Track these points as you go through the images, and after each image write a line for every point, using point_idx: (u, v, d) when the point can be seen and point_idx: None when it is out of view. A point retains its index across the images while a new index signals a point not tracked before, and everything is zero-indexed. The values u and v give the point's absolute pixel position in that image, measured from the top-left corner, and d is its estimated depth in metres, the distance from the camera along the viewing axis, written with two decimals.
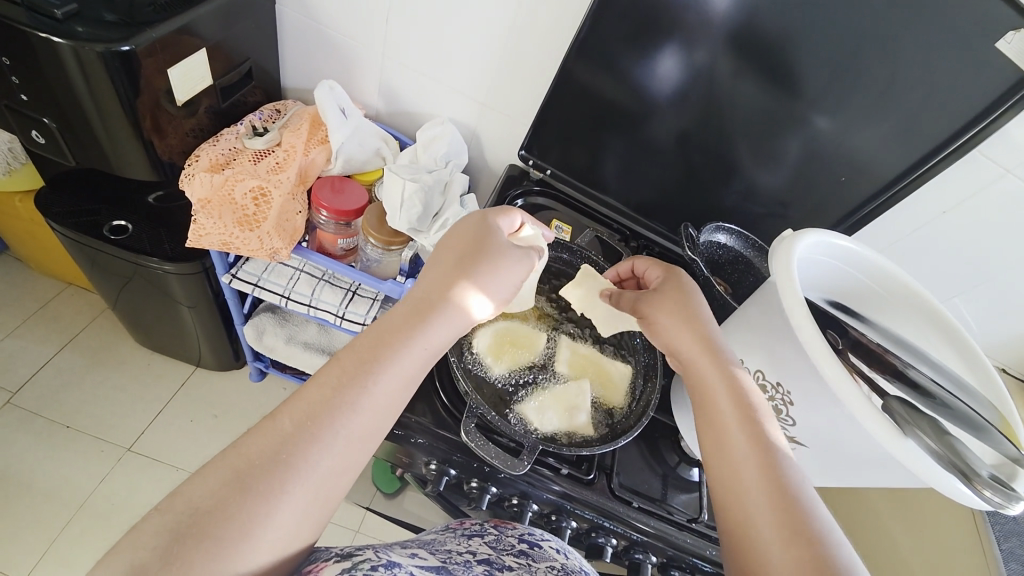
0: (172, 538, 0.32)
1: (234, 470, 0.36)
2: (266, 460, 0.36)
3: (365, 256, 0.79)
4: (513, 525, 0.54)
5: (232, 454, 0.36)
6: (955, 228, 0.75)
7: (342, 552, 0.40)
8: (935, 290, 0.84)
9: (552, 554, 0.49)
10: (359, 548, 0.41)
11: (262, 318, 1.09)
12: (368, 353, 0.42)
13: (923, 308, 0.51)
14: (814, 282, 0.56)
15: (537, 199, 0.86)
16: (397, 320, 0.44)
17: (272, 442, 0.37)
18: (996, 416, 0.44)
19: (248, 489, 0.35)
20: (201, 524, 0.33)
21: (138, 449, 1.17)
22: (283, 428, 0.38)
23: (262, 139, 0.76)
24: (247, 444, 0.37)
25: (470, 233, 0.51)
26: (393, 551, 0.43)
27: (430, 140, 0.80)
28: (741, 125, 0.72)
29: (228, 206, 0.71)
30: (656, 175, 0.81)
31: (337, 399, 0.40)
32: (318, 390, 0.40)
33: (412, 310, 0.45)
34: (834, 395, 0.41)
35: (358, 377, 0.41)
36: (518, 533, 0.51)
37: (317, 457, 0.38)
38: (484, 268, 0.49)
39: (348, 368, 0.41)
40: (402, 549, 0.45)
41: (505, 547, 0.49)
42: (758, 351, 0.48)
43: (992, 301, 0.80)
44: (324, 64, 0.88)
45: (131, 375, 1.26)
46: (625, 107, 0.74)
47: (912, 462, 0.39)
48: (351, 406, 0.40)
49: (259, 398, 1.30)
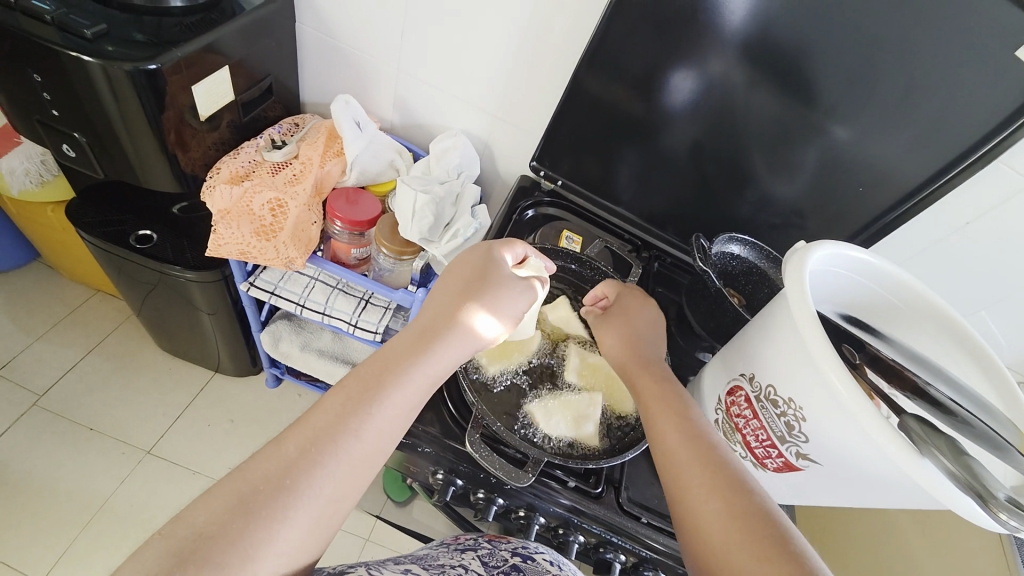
0: (179, 550, 0.33)
1: (238, 494, 0.36)
2: (271, 486, 0.37)
3: (377, 266, 0.80)
4: (506, 539, 0.54)
5: (235, 483, 0.37)
6: (981, 240, 0.73)
7: (334, 571, 0.42)
8: (961, 304, 0.81)
9: (544, 566, 0.49)
10: (351, 566, 0.43)
11: (278, 326, 1.12)
12: (371, 378, 0.43)
13: (945, 323, 0.50)
14: (829, 295, 0.55)
15: (548, 209, 0.86)
16: (402, 345, 0.46)
17: (277, 469, 0.38)
18: (1021, 437, 0.43)
19: (250, 515, 0.35)
20: (203, 549, 0.33)
21: (157, 452, 1.20)
22: (288, 454, 0.38)
23: (281, 151, 0.79)
24: (251, 471, 0.38)
25: (473, 265, 0.52)
26: (385, 569, 0.44)
27: (443, 154, 0.81)
28: (754, 135, 0.71)
29: (247, 216, 0.74)
30: (668, 185, 0.81)
31: (341, 425, 0.40)
32: (323, 416, 0.41)
33: (417, 336, 0.46)
34: (848, 411, 0.40)
35: (360, 402, 0.41)
36: (512, 546, 0.51)
37: (320, 484, 0.38)
38: (490, 295, 0.50)
39: (352, 392, 0.42)
40: (394, 565, 0.46)
41: (498, 562, 0.49)
42: (770, 365, 0.47)
43: (1022, 315, 0.77)
44: (341, 79, 0.90)
45: (153, 380, 1.29)
46: (636, 118, 0.74)
47: (926, 481, 0.37)
48: (353, 432, 0.40)
49: (274, 404, 1.33)
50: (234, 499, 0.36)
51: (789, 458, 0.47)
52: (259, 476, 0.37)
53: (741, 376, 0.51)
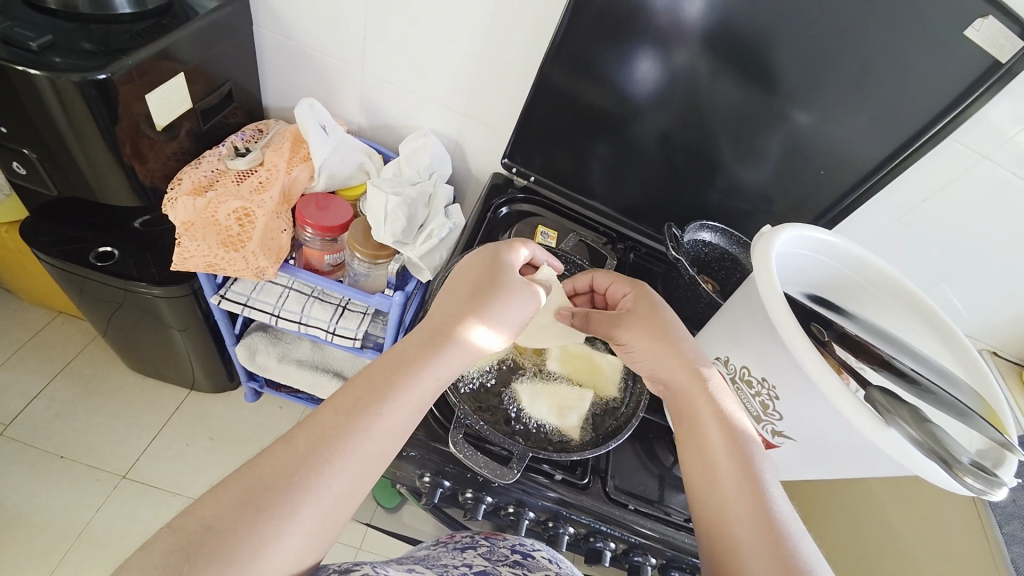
0: (183, 547, 0.32)
1: (247, 488, 0.35)
2: (280, 478, 0.36)
3: (352, 271, 0.79)
4: (504, 535, 0.54)
5: (247, 474, 0.36)
6: (937, 215, 0.76)
7: (339, 568, 0.39)
8: (921, 278, 0.85)
9: (544, 564, 0.49)
10: (356, 564, 0.39)
11: (254, 338, 1.09)
12: (385, 379, 0.43)
13: (907, 297, 0.52)
14: (798, 277, 0.56)
15: (522, 206, 0.86)
16: (411, 350, 0.45)
17: (286, 464, 0.37)
18: (979, 402, 0.45)
19: (260, 510, 0.35)
20: (211, 542, 0.33)
21: (134, 476, 1.16)
22: (299, 449, 0.38)
23: (245, 159, 0.77)
24: (260, 465, 0.37)
25: (484, 268, 0.52)
26: (391, 568, 0.42)
27: (416, 153, 0.81)
28: (719, 123, 0.73)
29: (212, 227, 0.71)
30: (639, 176, 0.82)
31: (352, 424, 0.40)
32: (334, 413, 0.40)
33: (425, 341, 0.46)
34: (819, 388, 0.41)
35: (372, 403, 0.41)
36: (510, 544, 0.51)
37: (329, 481, 0.37)
38: (496, 299, 0.49)
39: (363, 392, 0.41)
40: (400, 565, 0.45)
41: (500, 558, 0.49)
42: (744, 348, 0.48)
43: (977, 285, 0.81)
44: (304, 82, 0.88)
45: (125, 402, 1.25)
46: (605, 111, 0.75)
47: (893, 450, 0.39)
48: (364, 432, 0.40)
49: (255, 418, 1.30)
50: (241, 491, 0.35)
51: (767, 436, 0.48)
52: (270, 470, 0.36)
53: (717, 360, 0.52)
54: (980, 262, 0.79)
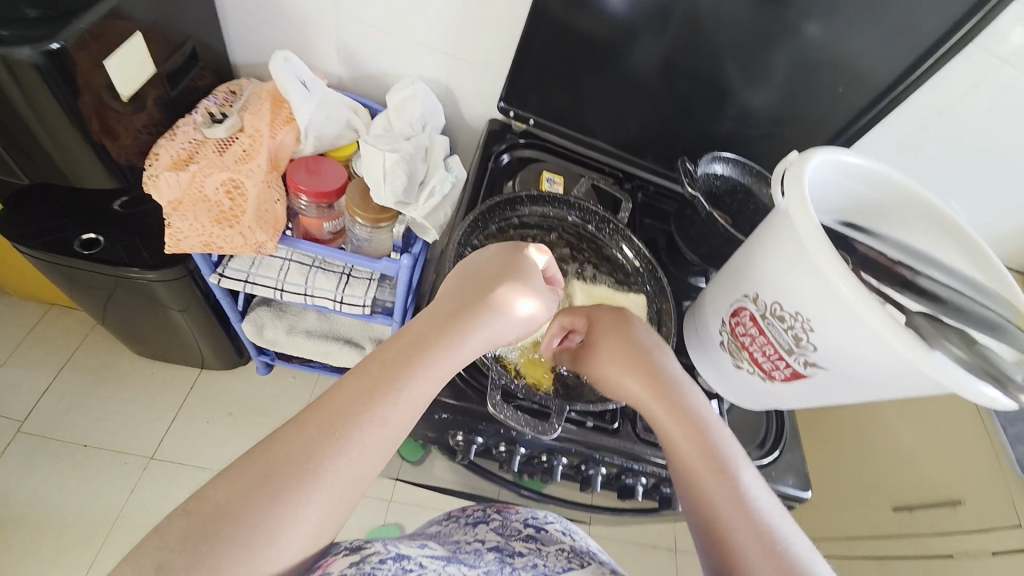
0: (198, 526, 0.32)
1: (258, 472, 0.35)
2: (296, 463, 0.35)
3: (355, 237, 0.76)
4: (515, 508, 0.56)
5: (261, 458, 0.36)
6: (954, 127, 0.74)
7: (350, 546, 0.42)
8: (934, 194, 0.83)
9: (557, 536, 0.51)
10: (366, 542, 0.43)
11: (259, 313, 1.07)
12: (394, 364, 0.40)
13: (930, 213, 0.50)
14: (824, 204, 0.54)
15: (523, 151, 0.82)
16: (437, 323, 0.44)
17: (298, 449, 0.36)
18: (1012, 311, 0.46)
19: (271, 494, 0.34)
20: (221, 527, 0.32)
21: (161, 457, 1.18)
22: (309, 435, 0.37)
23: (223, 126, 0.71)
24: (269, 449, 0.36)
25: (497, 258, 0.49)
26: (402, 544, 0.45)
27: (402, 105, 0.75)
28: (729, 44, 0.68)
29: (202, 204, 0.67)
30: (644, 110, 0.77)
31: (361, 408, 0.38)
32: (343, 400, 0.38)
33: (451, 315, 0.44)
34: (859, 316, 0.40)
35: (380, 390, 0.39)
36: (523, 518, 0.54)
37: (342, 468, 0.36)
38: (524, 277, 0.48)
39: (372, 379, 0.39)
40: (412, 541, 0.48)
41: (513, 533, 0.51)
42: (776, 281, 0.47)
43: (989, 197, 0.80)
44: (273, 32, 0.80)
45: (138, 387, 1.25)
46: (605, 40, 0.69)
47: (937, 372, 0.39)
48: (377, 419, 0.38)
49: (271, 390, 1.31)
50: (255, 477, 0.34)
51: (799, 368, 0.48)
52: (279, 454, 0.36)
53: (745, 296, 0.51)
54: (996, 172, 0.77)
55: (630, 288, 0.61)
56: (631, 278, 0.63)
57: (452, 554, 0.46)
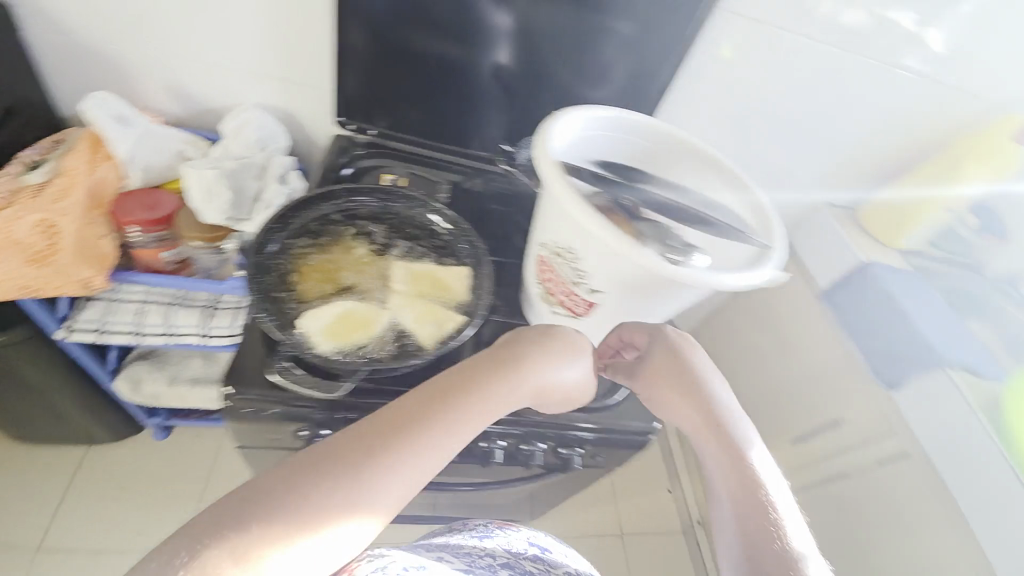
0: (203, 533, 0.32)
1: (284, 481, 0.35)
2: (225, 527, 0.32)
3: (199, 264, 0.75)
4: (515, 525, 0.58)
5: (292, 467, 0.36)
6: (746, 86, 0.83)
7: (368, 552, 0.44)
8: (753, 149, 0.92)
9: (563, 559, 0.54)
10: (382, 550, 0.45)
11: (135, 367, 1.02)
12: (409, 430, 0.39)
13: (699, 148, 0.58)
14: (619, 156, 0.60)
15: (366, 160, 0.84)
16: (451, 392, 0.43)
17: (343, 467, 0.36)
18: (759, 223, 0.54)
19: (300, 512, 0.34)
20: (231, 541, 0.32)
21: (44, 550, 1.06)
22: (348, 456, 0.37)
23: (38, 170, 0.70)
24: (304, 462, 0.37)
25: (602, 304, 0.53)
26: (421, 554, 0.48)
27: (246, 125, 0.77)
28: (527, 36, 0.74)
29: (11, 248, 0.65)
30: (474, 107, 0.82)
31: (355, 481, 0.36)
32: (377, 428, 0.39)
33: (471, 379, 0.44)
34: (588, 229, 0.46)
35: (380, 459, 0.37)
36: (526, 537, 0.55)
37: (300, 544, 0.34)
38: (571, 343, 0.49)
39: (379, 444, 0.38)
40: (427, 551, 0.50)
41: (520, 551, 0.53)
42: (546, 223, 0.52)
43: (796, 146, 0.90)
44: (98, 78, 0.80)
45: (13, 478, 1.13)
46: (415, 46, 0.74)
47: (648, 260, 0.45)
48: (412, 452, 0.39)
49: (172, 454, 1.22)
50: (280, 483, 0.35)
51: (587, 296, 0.52)
52: (309, 468, 0.36)
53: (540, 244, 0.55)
54: (798, 122, 0.87)
55: (454, 262, 0.63)
56: (455, 253, 0.65)
57: (469, 568, 0.48)
